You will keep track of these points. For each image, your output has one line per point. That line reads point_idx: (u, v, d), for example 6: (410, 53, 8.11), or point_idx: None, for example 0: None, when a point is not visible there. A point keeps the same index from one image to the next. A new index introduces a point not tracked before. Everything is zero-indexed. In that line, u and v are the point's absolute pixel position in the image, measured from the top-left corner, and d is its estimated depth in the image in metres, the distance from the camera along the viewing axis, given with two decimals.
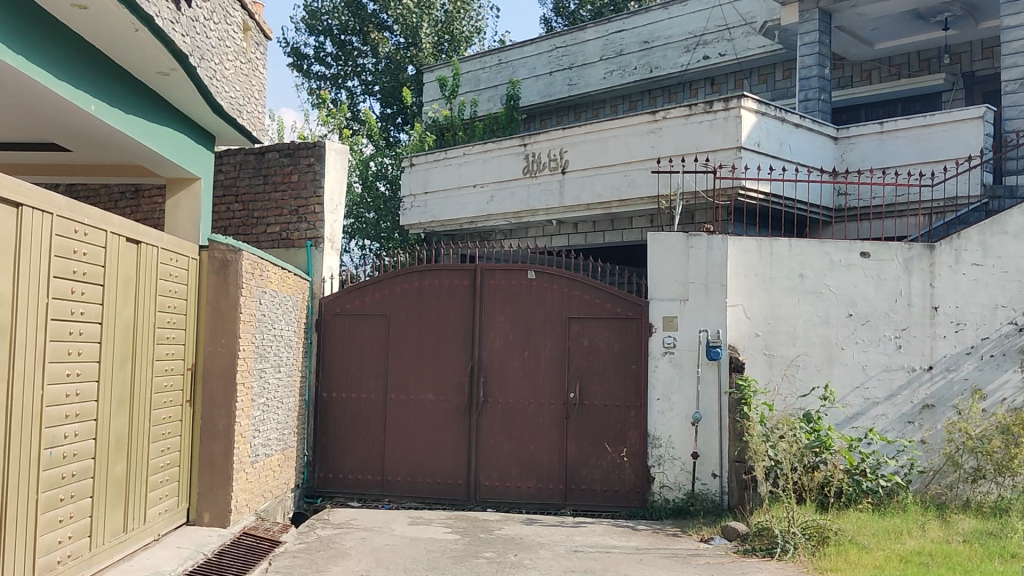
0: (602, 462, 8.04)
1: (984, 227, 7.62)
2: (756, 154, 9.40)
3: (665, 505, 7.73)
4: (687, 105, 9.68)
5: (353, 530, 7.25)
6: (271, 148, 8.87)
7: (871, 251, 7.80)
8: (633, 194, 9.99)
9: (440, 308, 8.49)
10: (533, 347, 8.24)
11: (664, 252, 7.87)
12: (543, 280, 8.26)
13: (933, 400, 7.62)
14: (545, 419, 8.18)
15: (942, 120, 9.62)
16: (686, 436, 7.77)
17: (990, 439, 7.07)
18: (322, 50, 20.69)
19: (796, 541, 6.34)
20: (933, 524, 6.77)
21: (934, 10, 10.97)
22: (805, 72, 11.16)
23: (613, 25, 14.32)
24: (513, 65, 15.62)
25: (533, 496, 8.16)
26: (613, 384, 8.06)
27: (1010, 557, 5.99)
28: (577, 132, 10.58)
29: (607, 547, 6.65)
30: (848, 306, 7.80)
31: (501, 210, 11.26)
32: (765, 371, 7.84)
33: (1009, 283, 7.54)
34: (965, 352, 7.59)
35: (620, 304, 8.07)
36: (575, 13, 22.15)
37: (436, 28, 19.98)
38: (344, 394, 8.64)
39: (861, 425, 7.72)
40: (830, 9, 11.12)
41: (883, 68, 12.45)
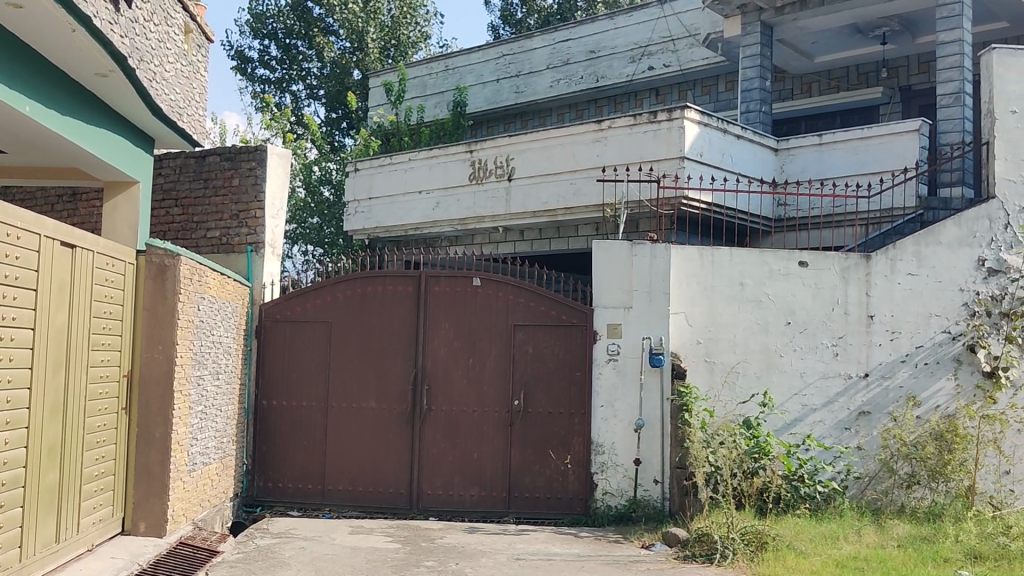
0: (546, 469, 8.04)
1: (919, 238, 7.78)
2: (698, 164, 9.54)
3: (607, 512, 7.75)
4: (631, 115, 9.77)
5: (294, 539, 7.15)
6: (212, 151, 8.77)
7: (809, 261, 7.90)
8: (578, 202, 10.04)
9: (384, 315, 8.42)
10: (478, 354, 8.22)
11: (608, 261, 7.91)
12: (488, 287, 8.24)
13: (869, 407, 7.75)
14: (489, 426, 8.16)
15: (879, 133, 9.82)
16: (628, 443, 7.81)
17: (923, 446, 7.35)
18: (266, 54, 20.46)
19: (734, 547, 6.40)
20: (868, 529, 6.89)
21: (872, 24, 11.23)
22: (747, 84, 11.31)
23: (559, 34, 14.40)
24: (461, 71, 15.60)
25: (476, 504, 8.13)
26: (558, 392, 8.06)
27: (943, 563, 6.12)
28: (522, 140, 10.60)
29: (549, 555, 6.64)
30: (786, 315, 7.89)
31: (446, 216, 11.21)
32: (706, 378, 7.91)
33: (943, 293, 7.74)
34: (900, 360, 7.75)
35: (564, 311, 8.06)
36: (523, 22, 22.21)
37: (382, 33, 19.86)
38: (283, 402, 8.54)
39: (798, 431, 7.81)
40: (772, 23, 11.29)
41: (822, 81, 12.68)
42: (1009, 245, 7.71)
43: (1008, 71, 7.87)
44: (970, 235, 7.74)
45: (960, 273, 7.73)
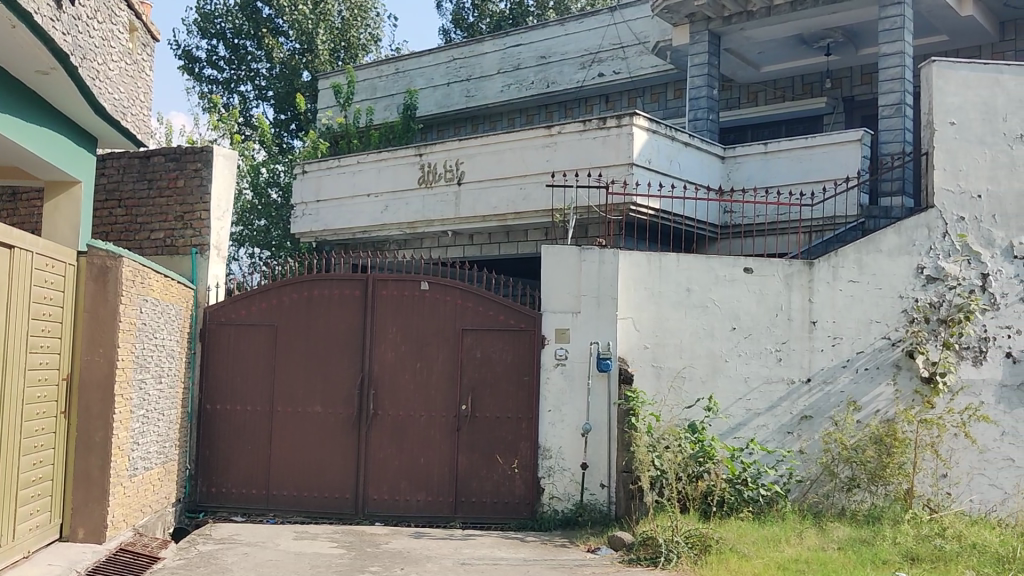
0: (493, 474, 8.03)
1: (860, 245, 7.94)
2: (646, 170, 9.62)
3: (554, 516, 7.76)
4: (581, 121, 9.82)
5: (237, 545, 7.06)
6: (157, 152, 8.64)
7: (753, 267, 8.01)
8: (527, 207, 10.05)
9: (330, 319, 8.36)
10: (425, 358, 8.19)
11: (557, 266, 7.94)
12: (436, 291, 8.22)
13: (811, 411, 7.88)
14: (436, 431, 8.13)
15: (822, 142, 10.00)
16: (575, 446, 7.84)
17: (864, 449, 7.52)
18: (214, 54, 20.21)
19: (679, 551, 6.47)
20: (810, 532, 6.99)
21: (817, 35, 11.44)
22: (695, 92, 11.40)
23: (510, 39, 14.43)
24: (411, 74, 15.55)
25: (422, 509, 8.10)
26: (506, 397, 8.06)
27: (882, 564, 6.25)
28: (471, 144, 10.60)
29: (494, 560, 6.64)
30: (731, 320, 7.99)
31: (395, 220, 11.15)
32: (653, 383, 7.96)
33: (882, 300, 7.90)
34: (841, 365, 7.90)
35: (513, 316, 8.08)
36: (475, 26, 22.21)
37: (332, 35, 19.72)
38: (228, 406, 8.45)
39: (742, 435, 7.92)
40: (719, 32, 11.44)
41: (768, 91, 12.88)
42: (947, 253, 7.88)
43: (948, 84, 8.05)
44: (909, 243, 7.91)
45: (899, 280, 7.90)
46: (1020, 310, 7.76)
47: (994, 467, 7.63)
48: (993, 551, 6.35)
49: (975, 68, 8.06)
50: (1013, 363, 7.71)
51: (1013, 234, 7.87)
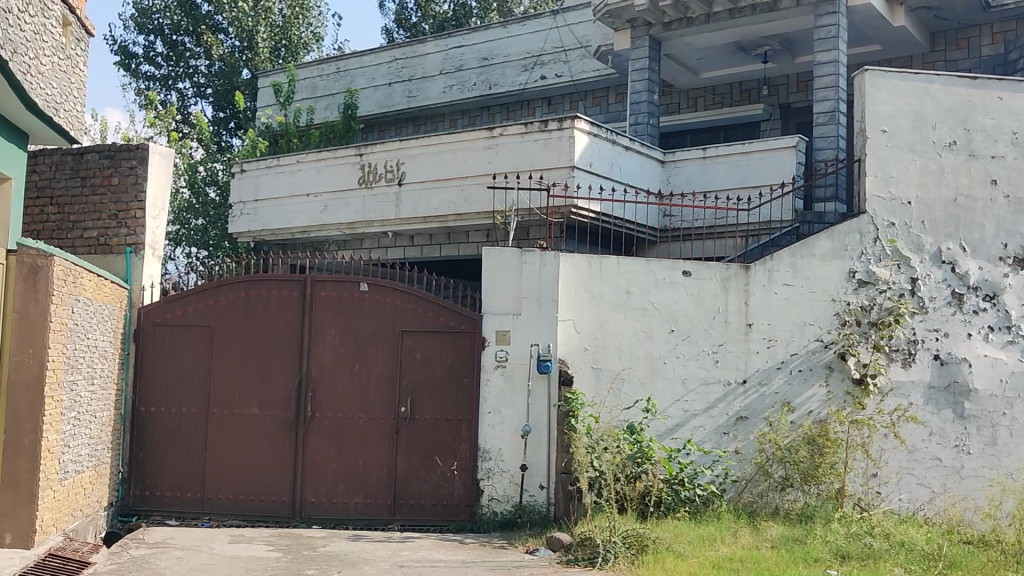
0: (432, 476, 8.01)
1: (795, 250, 8.10)
2: (587, 174, 9.69)
3: (493, 518, 7.77)
4: (522, 123, 9.85)
5: (170, 549, 6.94)
6: (91, 148, 8.47)
7: (691, 270, 8.11)
8: (468, 209, 10.05)
9: (267, 321, 8.28)
10: (364, 360, 8.15)
11: (498, 268, 7.96)
12: (376, 293, 8.17)
13: (746, 412, 8.00)
14: (375, 433, 8.09)
15: (759, 148, 10.16)
16: (515, 449, 7.85)
17: (797, 450, 7.67)
18: (151, 49, 19.85)
19: (616, 551, 6.54)
20: (744, 531, 7.11)
21: (754, 43, 11.64)
22: (635, 97, 11.50)
23: (452, 40, 14.41)
24: (351, 74, 15.43)
25: (360, 512, 8.06)
26: (445, 399, 8.04)
27: (813, 562, 6.39)
28: (412, 144, 10.57)
29: (432, 562, 6.62)
30: (669, 322, 8.08)
31: (334, 220, 11.06)
32: (593, 385, 8.00)
33: (816, 303, 8.06)
34: (776, 367, 8.04)
35: (454, 317, 8.07)
36: (418, 26, 22.14)
37: (272, 33, 19.50)
38: (162, 408, 8.32)
39: (679, 436, 8.01)
40: (660, 38, 11.55)
41: (706, 97, 13.09)
42: (878, 258, 8.08)
43: (880, 93, 8.24)
44: (842, 248, 8.09)
45: (832, 283, 8.06)
46: (947, 314, 7.98)
47: (922, 467, 7.84)
48: (920, 548, 6.52)
49: (906, 77, 8.26)
50: (941, 365, 7.93)
51: (941, 240, 8.10)
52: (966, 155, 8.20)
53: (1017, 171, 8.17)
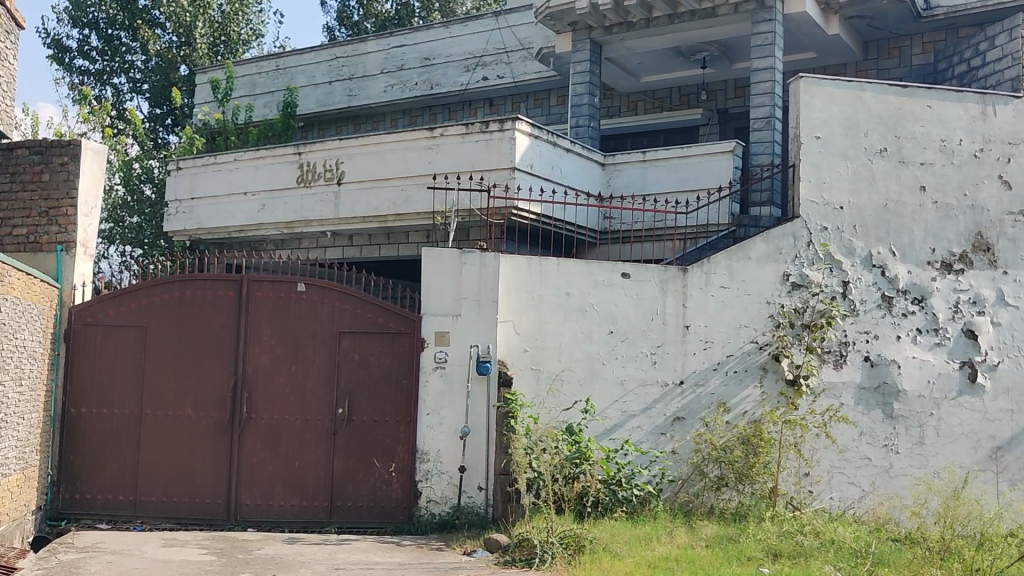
0: (369, 478, 7.95)
1: (731, 253, 8.22)
2: (528, 175, 9.72)
3: (431, 520, 7.72)
4: (463, 124, 9.85)
5: (100, 554, 6.80)
6: (21, 144, 8.26)
7: (630, 272, 8.19)
8: (408, 209, 10.02)
9: (202, 321, 8.18)
10: (301, 361, 8.07)
11: (438, 269, 7.95)
12: (313, 293, 8.11)
13: (683, 413, 8.10)
14: (312, 435, 8.01)
15: (697, 152, 10.30)
16: (453, 451, 7.81)
17: (732, 450, 7.79)
18: (86, 44, 19.41)
19: (553, 552, 6.57)
20: (680, 531, 7.20)
21: (693, 48, 11.81)
22: (576, 99, 11.54)
23: (394, 39, 14.35)
24: (291, 72, 15.27)
25: (297, 514, 7.98)
26: (383, 401, 7.99)
27: (746, 561, 6.50)
28: (352, 144, 10.48)
29: (369, 564, 6.59)
30: (609, 324, 8.14)
31: (272, 219, 10.94)
32: (532, 386, 8.02)
33: (751, 305, 8.19)
34: (712, 368, 8.15)
35: (393, 318, 8.03)
36: (359, 25, 21.98)
37: (211, 29, 19.21)
38: (93, 410, 8.20)
39: (618, 436, 8.07)
40: (601, 41, 11.63)
41: (647, 100, 13.26)
42: (811, 261, 8.24)
43: (814, 100, 8.42)
44: (777, 251, 8.25)
45: (767, 286, 8.21)
46: (877, 317, 8.17)
47: (852, 466, 8.02)
48: (849, 545, 6.67)
49: (839, 84, 8.44)
50: (871, 366, 8.12)
51: (872, 244, 8.28)
52: (897, 162, 8.40)
53: (944, 178, 8.40)
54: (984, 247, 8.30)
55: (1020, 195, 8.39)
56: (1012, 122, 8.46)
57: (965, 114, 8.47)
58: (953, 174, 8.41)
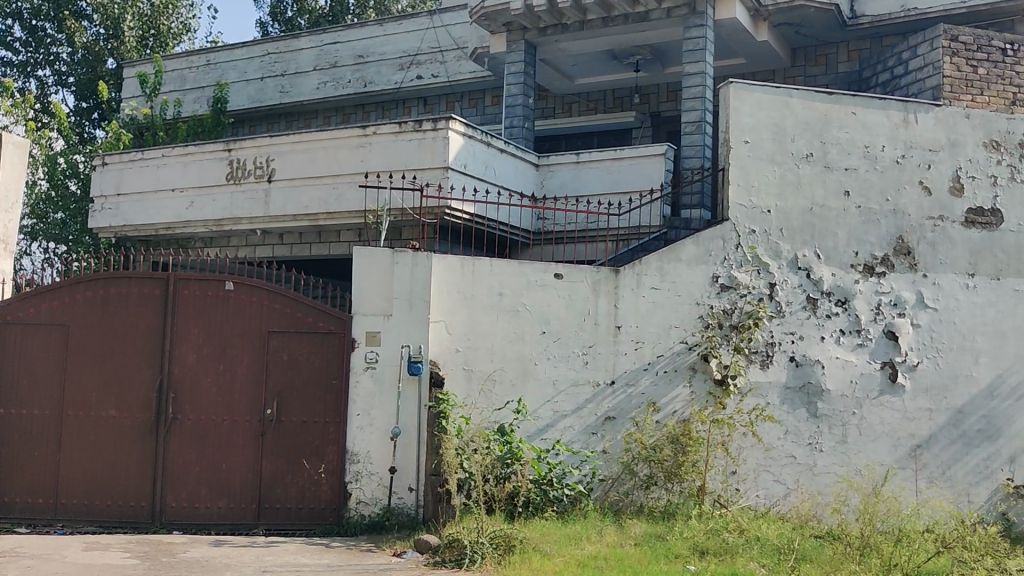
0: (298, 480, 7.86)
1: (662, 254, 8.31)
2: (461, 175, 9.71)
3: (360, 521, 7.66)
4: (396, 123, 9.80)
5: (18, 559, 6.62)
6: None
7: (563, 273, 8.23)
8: (340, 207, 9.94)
9: (127, 320, 8.05)
10: (229, 361, 7.96)
11: (369, 269, 7.89)
12: (241, 292, 8.00)
13: (614, 412, 8.17)
14: (240, 436, 7.90)
15: (630, 155, 10.36)
16: (383, 451, 7.77)
17: (661, 448, 7.87)
18: (9, 34, 18.84)
19: (483, 552, 6.59)
20: (609, 529, 7.27)
21: (627, 52, 11.93)
22: (510, 99, 11.58)
23: (327, 36, 14.21)
24: (222, 67, 15.03)
25: (224, 517, 7.85)
26: (313, 401, 7.91)
27: (673, 559, 6.60)
28: (283, 141, 10.35)
29: (296, 566, 6.53)
30: (541, 324, 8.17)
31: (201, 217, 10.75)
32: (464, 386, 8.02)
33: (682, 306, 8.30)
34: (643, 368, 8.24)
35: (323, 318, 7.95)
36: (293, 21, 21.70)
37: (141, 22, 18.84)
38: (13, 411, 8.06)
39: (549, 436, 8.11)
40: (535, 42, 11.67)
41: (581, 102, 13.36)
42: (739, 263, 8.38)
43: (743, 105, 8.56)
44: (706, 254, 8.37)
45: (697, 288, 8.32)
46: (802, 318, 8.35)
47: (778, 465, 8.19)
48: (772, 542, 6.80)
49: (767, 90, 8.60)
50: (796, 366, 8.29)
51: (798, 247, 8.46)
52: (822, 167, 8.60)
53: (868, 183, 8.62)
54: (905, 251, 8.54)
55: (939, 201, 8.66)
56: (932, 130, 8.72)
57: (888, 121, 8.71)
58: (876, 179, 8.64)
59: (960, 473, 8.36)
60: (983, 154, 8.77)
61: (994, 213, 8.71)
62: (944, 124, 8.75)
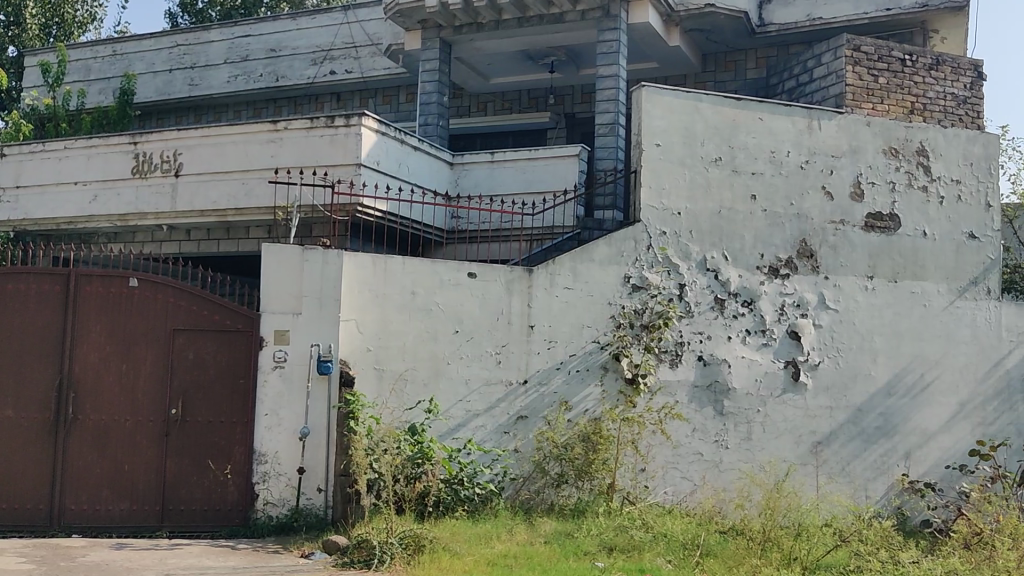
0: (204, 481, 7.69)
1: (575, 254, 8.38)
2: (374, 172, 9.63)
3: (268, 522, 7.53)
4: (308, 118, 9.67)
5: None
6: None
7: (477, 272, 8.24)
8: (249, 203, 9.77)
9: (27, 316, 7.82)
10: (133, 359, 7.77)
11: (278, 266, 7.77)
12: (146, 289, 7.83)
13: (527, 412, 8.22)
14: (143, 436, 7.71)
15: (544, 155, 10.42)
16: (291, 452, 7.67)
17: (572, 447, 7.90)
18: None
19: (392, 552, 6.54)
20: (519, 527, 7.33)
21: (541, 53, 12.02)
22: (425, 97, 11.52)
23: (239, 29, 13.95)
24: (129, 57, 14.61)
25: (126, 519, 7.64)
26: (219, 400, 7.76)
27: (582, 556, 6.67)
28: (191, 135, 10.13)
29: (201, 569, 6.40)
30: (454, 323, 8.17)
31: (104, 211, 10.45)
32: (374, 386, 7.95)
33: (594, 306, 8.38)
34: (555, 368, 8.30)
35: (230, 316, 7.81)
36: (204, 12, 21.22)
37: (43, 9, 18.23)
38: None
39: (460, 436, 8.11)
40: (451, 40, 11.65)
41: (496, 101, 13.40)
42: (650, 264, 8.51)
43: (655, 108, 8.66)
44: (618, 254, 8.46)
45: (609, 288, 8.42)
46: (710, 318, 8.53)
47: (686, 462, 8.36)
48: (678, 538, 6.93)
49: (678, 95, 8.74)
50: (703, 365, 8.46)
51: (706, 249, 8.64)
52: (730, 171, 8.80)
53: (774, 187, 8.85)
54: (808, 254, 8.80)
55: (841, 206, 8.95)
56: (834, 137, 9.01)
57: (793, 127, 8.97)
58: (781, 183, 8.87)
59: (858, 469, 8.65)
60: (882, 160, 9.09)
61: (892, 218, 9.05)
62: (846, 131, 9.05)
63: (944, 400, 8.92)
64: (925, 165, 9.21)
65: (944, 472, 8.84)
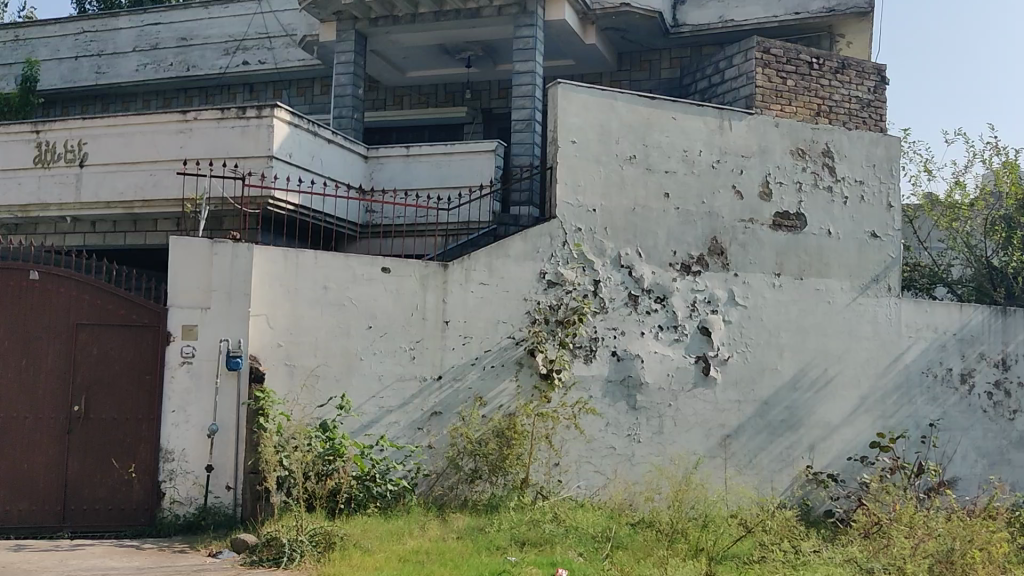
0: (107, 480, 7.49)
1: (490, 251, 8.39)
2: (286, 165, 9.51)
3: (174, 521, 7.37)
4: (219, 109, 9.48)
5: None
6: None
7: (391, 267, 8.18)
8: (157, 195, 9.53)
9: None
10: (33, 355, 7.55)
11: (186, 260, 7.61)
12: (47, 282, 7.61)
13: (440, 408, 8.20)
14: (43, 435, 7.47)
15: (460, 150, 10.42)
16: (200, 449, 7.52)
17: (486, 442, 7.90)
18: None
19: (302, 549, 6.47)
20: (431, 523, 7.32)
21: (458, 47, 12.01)
22: (339, 90, 11.39)
23: (148, 16, 13.56)
24: (33, 43, 14.12)
25: (24, 520, 7.40)
26: (123, 397, 7.58)
27: (494, 550, 6.70)
28: (97, 124, 9.82)
29: (104, 570, 6.23)
30: (367, 319, 8.10)
31: (4, 201, 10.15)
32: (285, 382, 7.83)
33: (509, 302, 8.41)
34: (470, 363, 8.31)
35: (135, 311, 7.63)
36: None
37: None
38: None
39: (373, 432, 8.03)
40: (366, 33, 11.54)
41: (412, 95, 13.39)
42: (565, 260, 8.57)
43: (570, 105, 8.70)
44: (534, 250, 8.50)
45: (524, 283, 8.45)
46: (623, 314, 8.63)
47: (599, 455, 8.45)
48: (588, 530, 7.01)
49: (593, 93, 8.81)
50: (617, 360, 8.56)
51: (620, 246, 8.74)
52: (643, 169, 8.91)
53: (685, 186, 9.01)
54: (718, 251, 8.99)
55: (750, 205, 9.15)
56: (743, 137, 9.22)
57: (704, 127, 9.14)
58: (693, 182, 9.04)
59: (764, 461, 8.89)
60: (790, 161, 9.33)
61: (799, 217, 9.29)
62: (755, 132, 9.26)
63: (846, 393, 9.21)
64: (830, 166, 9.48)
65: (846, 463, 9.13)
